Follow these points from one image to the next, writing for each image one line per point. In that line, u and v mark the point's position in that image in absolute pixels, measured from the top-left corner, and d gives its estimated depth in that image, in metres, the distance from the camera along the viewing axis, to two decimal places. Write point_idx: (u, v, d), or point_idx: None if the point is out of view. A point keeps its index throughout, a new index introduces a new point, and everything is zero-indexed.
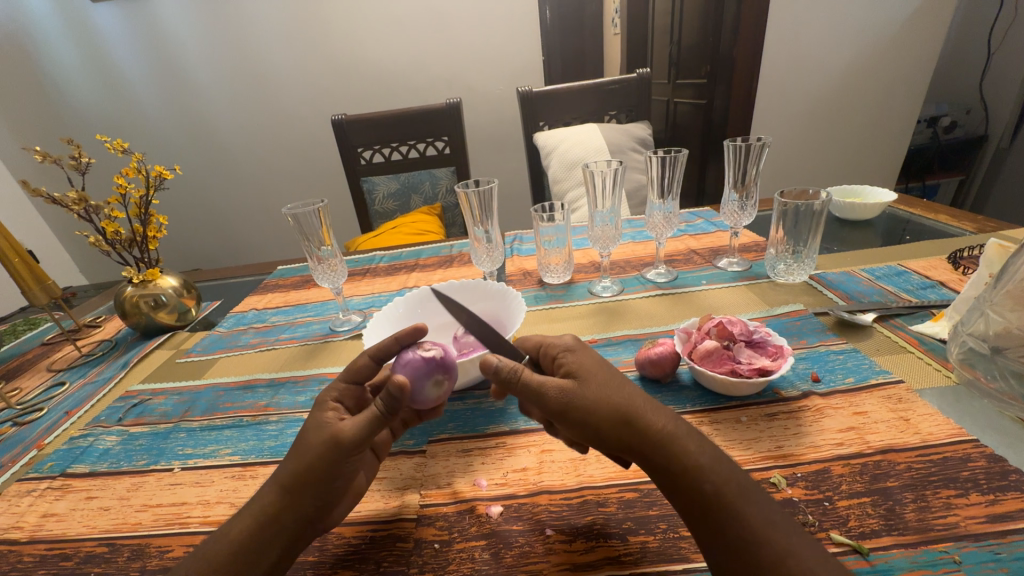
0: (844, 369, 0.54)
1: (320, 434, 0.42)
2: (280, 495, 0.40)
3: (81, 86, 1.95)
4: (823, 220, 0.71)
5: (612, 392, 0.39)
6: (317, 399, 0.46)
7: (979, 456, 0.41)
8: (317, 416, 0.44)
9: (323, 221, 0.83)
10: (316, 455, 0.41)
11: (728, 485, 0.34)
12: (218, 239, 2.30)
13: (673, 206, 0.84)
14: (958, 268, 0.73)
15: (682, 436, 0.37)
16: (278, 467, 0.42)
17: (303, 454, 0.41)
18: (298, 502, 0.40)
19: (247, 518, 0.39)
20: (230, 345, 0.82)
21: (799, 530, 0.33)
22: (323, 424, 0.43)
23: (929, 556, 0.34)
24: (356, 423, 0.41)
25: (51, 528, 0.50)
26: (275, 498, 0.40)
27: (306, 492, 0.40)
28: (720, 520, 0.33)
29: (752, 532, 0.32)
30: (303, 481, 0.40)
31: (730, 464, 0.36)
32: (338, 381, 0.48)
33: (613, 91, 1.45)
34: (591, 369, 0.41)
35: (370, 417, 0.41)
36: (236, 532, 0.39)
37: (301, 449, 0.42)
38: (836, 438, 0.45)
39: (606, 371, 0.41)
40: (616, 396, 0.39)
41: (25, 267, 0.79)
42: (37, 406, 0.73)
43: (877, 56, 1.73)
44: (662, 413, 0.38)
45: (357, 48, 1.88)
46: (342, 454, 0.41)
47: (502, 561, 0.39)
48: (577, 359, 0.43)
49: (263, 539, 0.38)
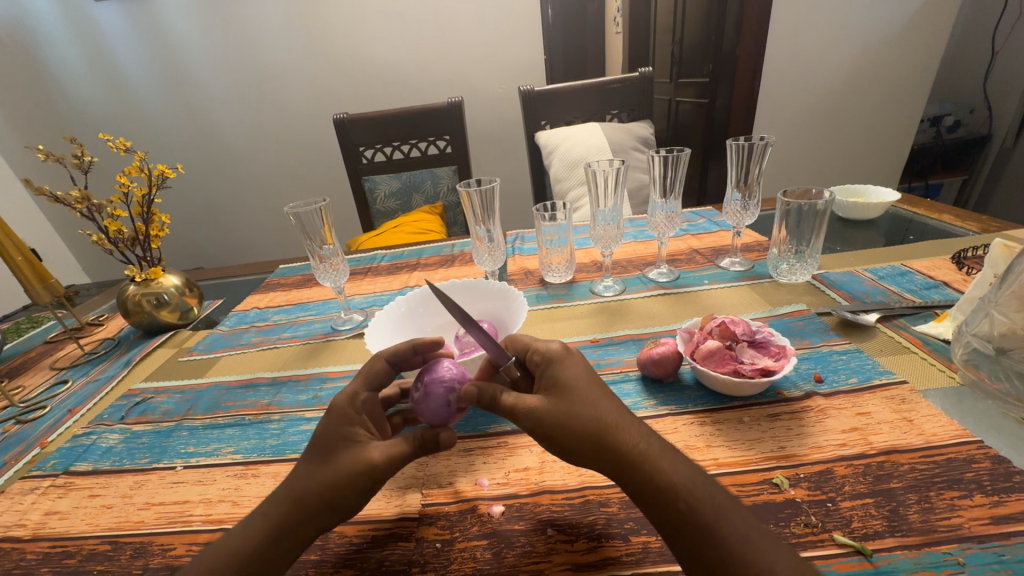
0: (847, 370, 0.54)
1: (349, 456, 0.41)
2: (302, 510, 0.40)
3: (83, 85, 1.95)
4: (826, 219, 0.70)
5: (588, 406, 0.39)
6: (343, 414, 0.44)
7: (983, 458, 0.41)
8: (343, 432, 0.43)
9: (326, 220, 0.83)
10: (339, 475, 0.40)
11: (705, 503, 0.34)
12: (220, 238, 2.31)
13: (675, 206, 0.84)
14: (962, 268, 0.73)
15: (654, 454, 0.36)
16: (300, 481, 0.41)
17: (330, 473, 0.40)
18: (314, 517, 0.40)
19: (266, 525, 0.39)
20: (233, 344, 0.82)
21: (777, 542, 0.33)
22: (352, 445, 0.42)
23: (932, 558, 0.34)
24: (390, 452, 0.42)
25: (55, 525, 0.50)
26: (297, 514, 0.40)
27: (327, 511, 0.40)
28: (696, 539, 0.33)
29: (729, 549, 0.32)
30: (326, 501, 0.40)
31: (708, 481, 0.36)
32: (358, 388, 0.47)
33: (615, 90, 1.45)
34: (566, 386, 0.40)
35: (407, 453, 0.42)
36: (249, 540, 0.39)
37: (327, 466, 0.41)
38: (839, 439, 0.45)
39: (582, 387, 0.40)
40: (590, 410, 0.38)
41: (29, 265, 0.79)
42: (40, 404, 0.73)
43: (881, 54, 1.72)
44: (638, 429, 0.38)
45: (358, 47, 1.88)
46: (371, 481, 0.41)
47: (504, 561, 0.39)
48: (560, 368, 0.42)
49: (280, 549, 0.39)
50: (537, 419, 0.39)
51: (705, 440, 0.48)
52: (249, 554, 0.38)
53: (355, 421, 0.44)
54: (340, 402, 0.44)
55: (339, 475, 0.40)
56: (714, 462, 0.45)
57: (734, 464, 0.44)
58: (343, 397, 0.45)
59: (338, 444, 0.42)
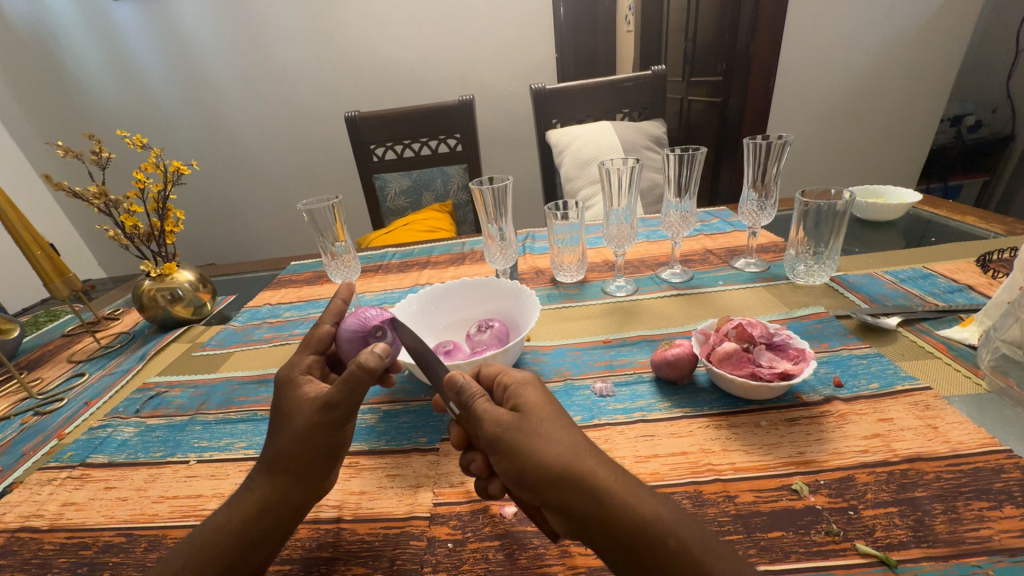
0: (868, 375, 0.53)
1: (306, 410, 0.43)
2: (276, 479, 0.42)
3: (102, 83, 1.98)
4: (846, 220, 0.68)
5: (558, 426, 0.37)
6: (293, 383, 0.46)
7: (1012, 467, 0.40)
8: (296, 396, 0.45)
9: (338, 217, 0.83)
10: (302, 433, 0.43)
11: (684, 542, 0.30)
12: (233, 234, 2.33)
13: (689, 205, 0.83)
14: (987, 271, 0.71)
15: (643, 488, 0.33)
16: (272, 451, 0.43)
17: (289, 433, 0.43)
18: (291, 478, 0.43)
19: (242, 511, 0.41)
20: (245, 339, 0.83)
21: None
22: (304, 404, 0.44)
23: (961, 571, 0.33)
24: (340, 391, 0.42)
25: (71, 516, 0.51)
26: (271, 486, 0.42)
27: (302, 465, 0.43)
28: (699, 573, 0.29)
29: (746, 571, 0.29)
30: (298, 457, 0.43)
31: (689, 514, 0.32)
32: (307, 355, 0.49)
33: (628, 89, 1.43)
34: (543, 401, 0.39)
35: (354, 386, 0.42)
36: (241, 512, 0.41)
37: (290, 432, 0.43)
38: (861, 445, 0.44)
39: (558, 410, 0.39)
40: (556, 430, 0.36)
41: (47, 259, 0.80)
42: (58, 396, 0.74)
43: (903, 51, 1.68)
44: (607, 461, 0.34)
45: (370, 45, 1.88)
46: (331, 419, 0.43)
47: (517, 562, 0.38)
48: (529, 391, 0.40)
49: (266, 517, 0.41)
50: (497, 431, 0.37)
51: (722, 444, 0.47)
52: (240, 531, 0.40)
53: (302, 381, 0.46)
54: (302, 362, 0.48)
55: (301, 425, 0.43)
56: (731, 467, 0.44)
57: (753, 470, 0.43)
58: (293, 367, 0.48)
59: (292, 408, 0.44)
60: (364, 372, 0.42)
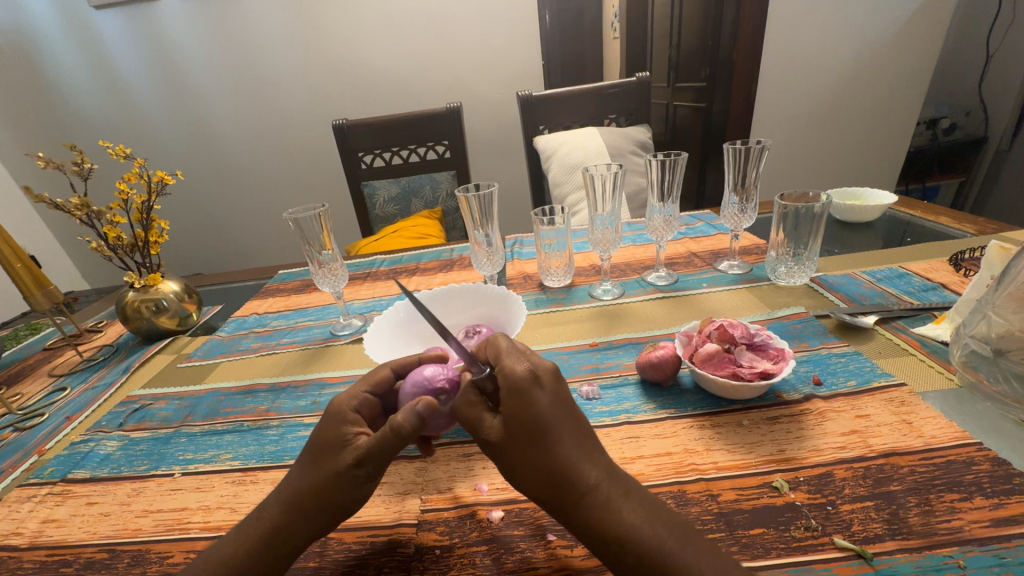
0: (846, 372, 0.54)
1: (340, 454, 0.41)
2: (287, 515, 0.41)
3: (84, 92, 1.96)
4: (823, 223, 0.70)
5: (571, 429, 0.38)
6: (337, 419, 0.43)
7: (982, 459, 0.41)
8: (335, 434, 0.42)
9: (324, 226, 0.83)
10: (326, 476, 0.41)
11: (659, 552, 0.34)
12: (219, 244, 2.31)
13: (673, 210, 0.84)
14: (959, 270, 0.73)
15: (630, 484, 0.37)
16: (292, 484, 0.42)
17: (317, 473, 0.41)
18: (300, 519, 0.41)
19: (245, 539, 0.40)
20: (231, 349, 0.82)
21: None
22: (340, 446, 0.42)
23: (933, 561, 0.34)
24: (373, 447, 0.40)
25: (52, 534, 0.50)
26: (281, 521, 0.41)
27: (318, 509, 0.41)
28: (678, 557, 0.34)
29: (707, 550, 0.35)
30: (316, 500, 0.41)
31: (668, 519, 0.36)
32: (359, 391, 0.46)
33: (612, 95, 1.45)
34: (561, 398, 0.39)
35: (386, 445, 0.39)
36: (242, 540, 0.40)
37: (318, 471, 0.41)
38: (839, 441, 0.45)
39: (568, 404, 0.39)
40: (571, 428, 0.38)
41: (27, 271, 0.78)
42: (38, 411, 0.73)
43: (879, 56, 1.73)
44: (601, 471, 0.37)
45: (357, 53, 1.89)
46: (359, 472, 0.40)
47: (503, 567, 0.39)
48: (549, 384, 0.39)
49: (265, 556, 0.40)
50: (522, 425, 0.37)
51: (705, 444, 0.48)
52: (237, 560, 0.39)
53: (348, 420, 0.43)
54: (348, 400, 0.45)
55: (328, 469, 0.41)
56: (713, 466, 0.45)
57: (735, 468, 0.44)
58: (342, 397, 0.45)
59: (327, 446, 0.42)
60: (400, 432, 0.39)
